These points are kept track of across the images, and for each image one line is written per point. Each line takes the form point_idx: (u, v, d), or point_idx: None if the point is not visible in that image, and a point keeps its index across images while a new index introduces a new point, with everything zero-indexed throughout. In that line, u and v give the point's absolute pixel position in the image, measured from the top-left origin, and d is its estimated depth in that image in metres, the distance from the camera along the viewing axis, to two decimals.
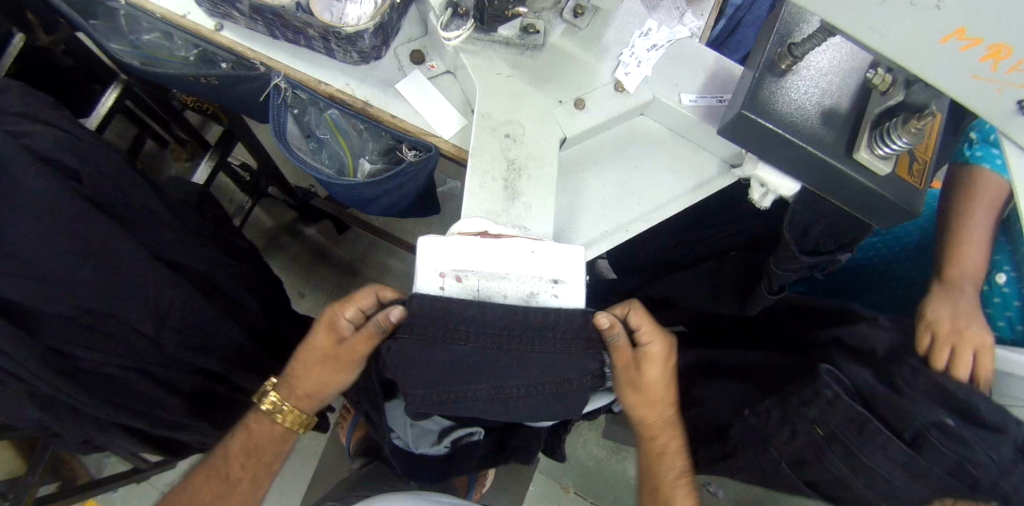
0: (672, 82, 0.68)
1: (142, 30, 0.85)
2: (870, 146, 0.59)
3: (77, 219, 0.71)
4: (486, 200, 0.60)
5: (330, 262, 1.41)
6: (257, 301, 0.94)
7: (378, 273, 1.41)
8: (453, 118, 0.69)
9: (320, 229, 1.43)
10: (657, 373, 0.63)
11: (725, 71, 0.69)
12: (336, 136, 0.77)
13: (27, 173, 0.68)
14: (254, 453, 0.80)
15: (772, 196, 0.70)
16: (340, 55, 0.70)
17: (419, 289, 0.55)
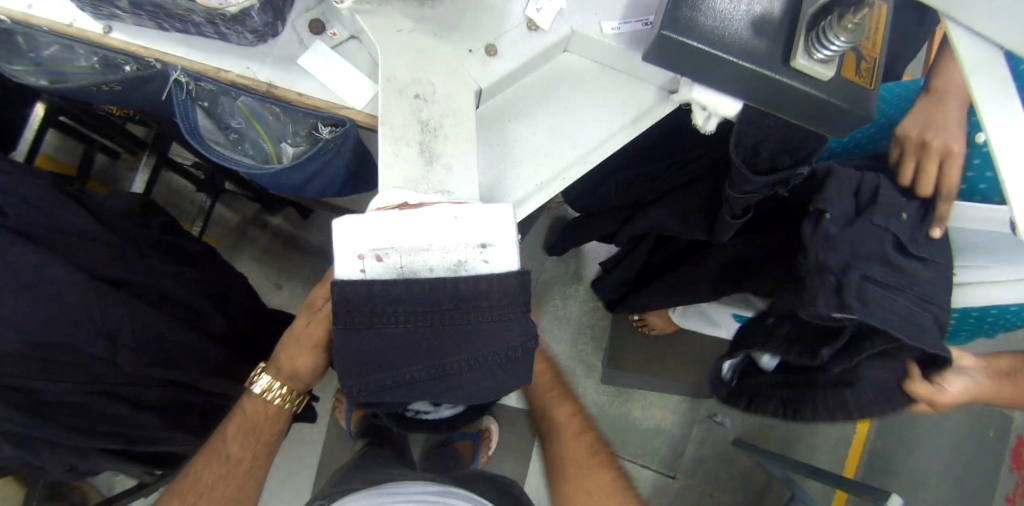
0: (591, 11, 0.63)
1: (40, 47, 0.74)
2: (807, 51, 0.53)
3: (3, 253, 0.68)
4: (403, 168, 0.57)
5: (302, 250, 1.42)
6: (217, 304, 0.92)
7: None
8: (363, 86, 0.65)
9: (286, 217, 1.42)
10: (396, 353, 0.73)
11: None
12: (253, 125, 0.73)
13: None
14: (253, 433, 0.81)
15: (716, 118, 0.63)
16: (235, 38, 0.65)
17: (340, 275, 0.52)
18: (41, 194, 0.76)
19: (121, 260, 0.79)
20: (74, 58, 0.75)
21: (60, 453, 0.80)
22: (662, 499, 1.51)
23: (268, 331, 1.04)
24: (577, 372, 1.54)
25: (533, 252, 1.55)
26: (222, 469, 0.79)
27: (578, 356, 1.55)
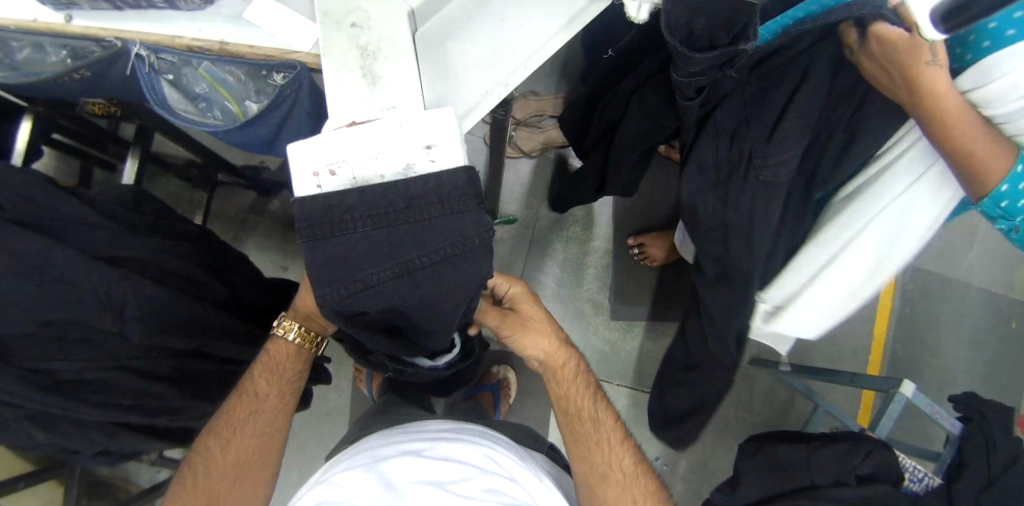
0: None
1: (14, 49, 0.78)
2: None
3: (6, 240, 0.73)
4: (348, 93, 0.60)
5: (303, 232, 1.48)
6: (215, 277, 0.97)
7: None
8: (306, 26, 0.68)
9: (282, 201, 1.48)
10: (529, 305, 0.91)
11: None
12: (214, 88, 0.76)
13: None
14: (277, 372, 0.80)
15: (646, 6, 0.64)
16: (183, 4, 0.69)
17: (299, 193, 0.55)
18: (36, 187, 0.81)
19: (119, 241, 0.84)
20: (46, 57, 0.78)
21: (91, 430, 0.86)
22: None
23: (273, 300, 1.09)
24: (587, 312, 1.56)
25: (526, 203, 1.58)
26: (252, 408, 0.78)
27: (586, 299, 1.57)
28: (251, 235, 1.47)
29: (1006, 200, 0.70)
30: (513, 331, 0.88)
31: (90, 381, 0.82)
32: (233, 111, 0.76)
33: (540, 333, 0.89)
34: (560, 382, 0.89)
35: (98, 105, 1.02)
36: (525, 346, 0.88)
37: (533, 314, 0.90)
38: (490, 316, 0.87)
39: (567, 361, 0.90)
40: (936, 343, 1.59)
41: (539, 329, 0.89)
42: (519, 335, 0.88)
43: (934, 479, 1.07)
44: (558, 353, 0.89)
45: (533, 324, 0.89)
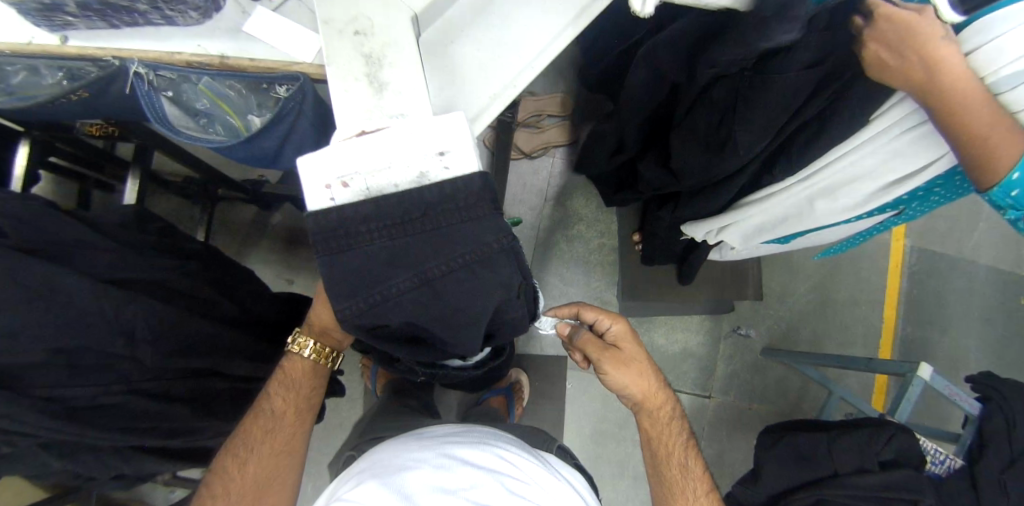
0: None
1: (9, 74, 0.77)
2: None
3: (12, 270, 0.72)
4: (355, 103, 0.59)
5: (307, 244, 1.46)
6: (225, 295, 0.96)
7: None
8: (310, 39, 0.67)
9: (284, 215, 1.47)
10: (630, 343, 0.86)
11: None
12: (217, 105, 0.76)
13: None
14: (292, 387, 0.80)
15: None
16: (182, 20, 0.68)
17: (311, 207, 0.54)
18: (33, 211, 0.79)
19: (130, 264, 0.83)
20: (42, 79, 0.77)
21: (105, 456, 0.85)
22: (702, 420, 1.54)
23: (283, 315, 1.07)
24: None
25: (530, 204, 1.57)
26: (271, 426, 0.77)
27: (594, 297, 1.56)
28: (255, 250, 1.46)
29: (1016, 188, 0.69)
30: (615, 369, 0.83)
31: (103, 407, 0.80)
32: (237, 127, 0.76)
33: (636, 372, 0.84)
34: (657, 428, 0.85)
35: (95, 128, 1.02)
36: (625, 384, 0.84)
37: (636, 354, 0.86)
38: (588, 347, 0.86)
39: (664, 403, 0.85)
40: (945, 323, 1.59)
41: (639, 367, 0.85)
42: (619, 370, 0.83)
43: (956, 461, 1.07)
44: (655, 393, 0.85)
45: (633, 367, 0.84)
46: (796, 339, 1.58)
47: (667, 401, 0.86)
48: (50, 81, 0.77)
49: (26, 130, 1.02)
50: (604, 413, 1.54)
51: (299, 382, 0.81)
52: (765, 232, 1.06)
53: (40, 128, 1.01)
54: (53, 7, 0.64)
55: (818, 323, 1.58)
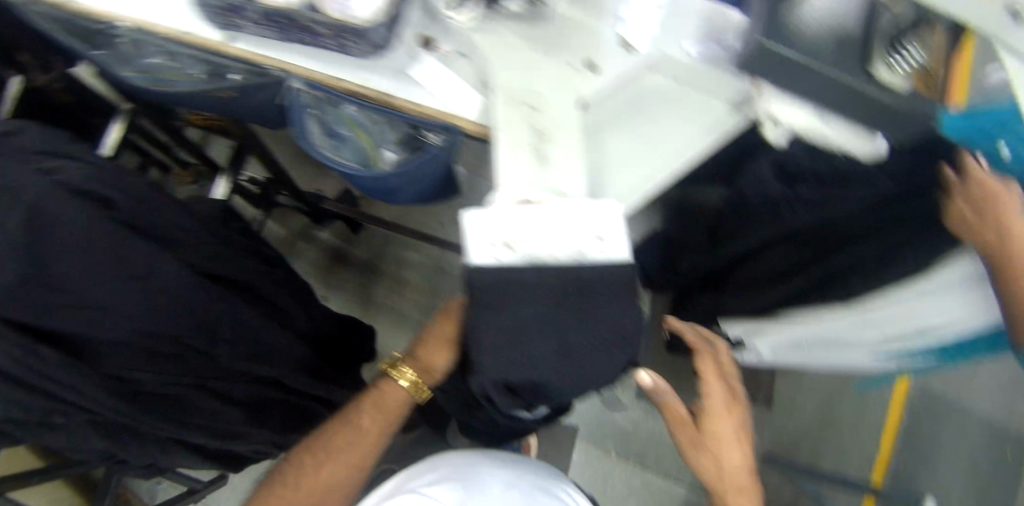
0: (673, 34, 0.72)
1: (147, 55, 0.82)
2: (883, 62, 0.66)
3: (118, 246, 0.73)
4: (520, 171, 0.64)
5: (349, 264, 1.48)
6: (300, 306, 0.96)
7: (395, 267, 1.48)
8: (473, 98, 0.71)
9: (333, 231, 1.48)
10: (725, 420, 0.81)
11: (720, 16, 0.72)
12: (355, 133, 0.79)
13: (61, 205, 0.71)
14: (381, 408, 0.81)
15: (785, 131, 0.75)
16: (355, 51, 0.70)
17: (475, 260, 0.60)
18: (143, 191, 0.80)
19: (222, 259, 0.84)
20: (185, 68, 0.83)
21: (148, 445, 0.83)
22: None
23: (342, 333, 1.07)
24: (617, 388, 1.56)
25: None
26: (351, 440, 0.79)
27: None
28: (298, 260, 1.47)
29: None
30: (691, 427, 0.83)
31: (166, 397, 0.80)
32: (369, 157, 0.78)
33: (709, 428, 0.81)
34: (731, 502, 0.79)
35: (197, 116, 1.02)
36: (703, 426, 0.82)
37: (716, 388, 0.84)
38: (669, 412, 0.84)
39: (737, 453, 0.81)
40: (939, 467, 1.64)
41: (722, 412, 0.82)
42: (700, 420, 0.82)
43: None
44: (730, 436, 0.81)
45: (716, 419, 0.81)
46: (798, 452, 1.61)
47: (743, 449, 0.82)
48: (205, 69, 0.81)
49: (129, 104, 1.05)
50: (603, 489, 1.53)
51: (388, 406, 0.81)
52: (801, 347, 1.07)
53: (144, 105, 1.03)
54: (237, 9, 0.68)
55: (820, 441, 1.62)
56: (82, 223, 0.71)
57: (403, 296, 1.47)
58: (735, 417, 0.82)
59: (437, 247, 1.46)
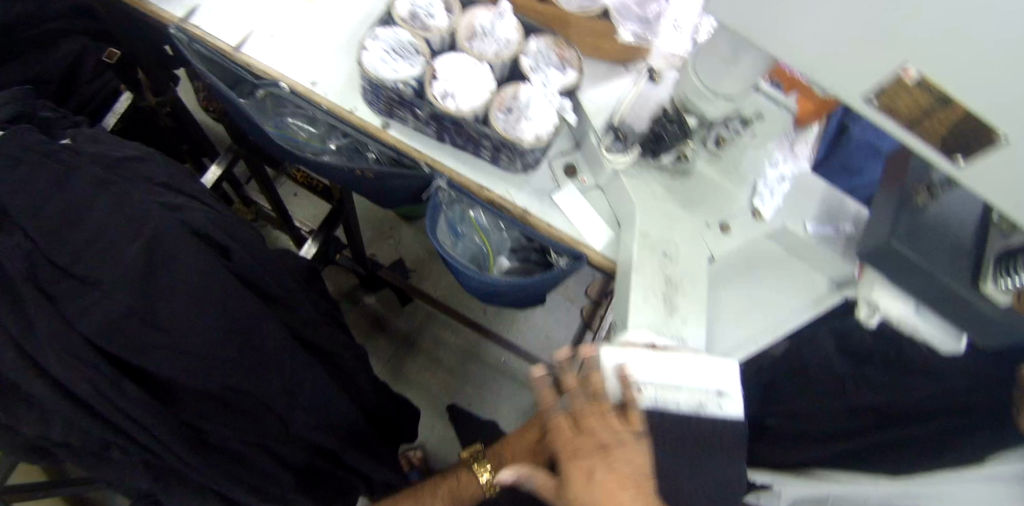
0: (800, 213, 0.77)
1: (287, 113, 0.85)
2: (994, 279, 0.63)
3: (227, 297, 0.74)
4: (648, 313, 0.69)
5: (387, 332, 1.58)
6: (368, 379, 0.95)
7: (430, 344, 1.58)
8: (603, 230, 0.76)
9: (378, 297, 1.60)
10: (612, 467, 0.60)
11: (838, 202, 0.79)
12: (476, 235, 0.83)
13: (181, 248, 0.73)
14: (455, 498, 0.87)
15: (877, 315, 0.75)
16: (504, 164, 0.74)
17: (603, 397, 0.62)
18: (251, 244, 0.83)
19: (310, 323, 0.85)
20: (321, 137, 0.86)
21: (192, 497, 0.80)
22: None
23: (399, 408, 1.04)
24: None
25: None
26: None
27: None
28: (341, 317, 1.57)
29: None
30: (577, 464, 0.62)
31: (229, 453, 0.77)
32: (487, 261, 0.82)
33: (595, 469, 0.61)
34: None
35: (302, 173, 1.05)
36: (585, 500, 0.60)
37: (620, 449, 0.61)
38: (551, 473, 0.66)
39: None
40: None
41: (603, 458, 0.61)
42: (568, 465, 0.63)
43: None
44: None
45: (604, 444, 0.61)
46: None
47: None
48: (344, 140, 0.85)
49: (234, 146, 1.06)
50: None
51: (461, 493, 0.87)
52: None
53: (247, 148, 1.07)
54: (408, 104, 0.71)
55: None
56: (201, 269, 0.73)
57: (432, 374, 1.56)
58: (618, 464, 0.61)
59: (473, 332, 1.57)
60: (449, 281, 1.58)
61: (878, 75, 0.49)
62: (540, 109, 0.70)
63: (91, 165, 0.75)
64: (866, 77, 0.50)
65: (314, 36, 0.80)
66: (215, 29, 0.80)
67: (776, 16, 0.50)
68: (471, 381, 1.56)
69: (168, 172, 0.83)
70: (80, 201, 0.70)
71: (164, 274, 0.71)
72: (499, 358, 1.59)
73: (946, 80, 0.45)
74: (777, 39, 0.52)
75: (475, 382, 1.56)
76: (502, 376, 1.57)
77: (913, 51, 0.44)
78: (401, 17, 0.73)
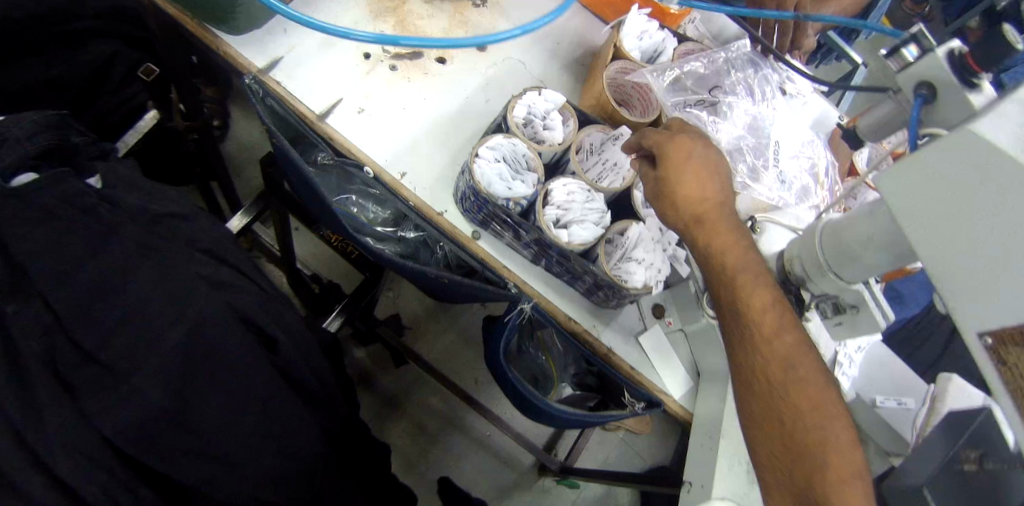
0: (870, 383, 0.80)
1: (350, 190, 0.79)
2: None
3: (270, 396, 0.64)
4: (731, 483, 0.65)
5: (373, 389, 1.46)
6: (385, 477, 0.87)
7: (417, 409, 1.48)
8: (682, 379, 0.74)
9: (369, 352, 1.48)
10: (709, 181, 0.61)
11: (903, 376, 0.81)
12: (545, 359, 0.82)
13: (227, 337, 0.62)
14: None
15: None
16: (598, 299, 0.70)
17: None
18: (294, 329, 0.74)
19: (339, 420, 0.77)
20: (381, 218, 0.80)
21: None
22: None
23: None
24: None
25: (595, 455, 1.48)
26: None
27: None
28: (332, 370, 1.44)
29: None
30: (763, 362, 0.56)
31: None
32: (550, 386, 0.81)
33: (703, 207, 0.61)
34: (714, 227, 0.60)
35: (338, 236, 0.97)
36: (778, 351, 0.56)
37: (728, 180, 0.63)
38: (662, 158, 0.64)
39: (835, 428, 0.54)
40: None
41: (717, 184, 0.61)
42: (730, 283, 0.59)
43: None
44: (798, 352, 0.56)
45: (702, 164, 0.61)
46: None
47: (828, 391, 0.55)
48: (414, 233, 0.78)
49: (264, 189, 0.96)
50: None
51: None
52: None
53: (280, 198, 0.97)
54: (512, 225, 0.66)
55: None
56: (249, 363, 0.63)
57: (413, 441, 1.45)
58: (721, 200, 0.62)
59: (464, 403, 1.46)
60: (445, 343, 1.49)
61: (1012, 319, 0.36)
62: (651, 253, 0.67)
63: (131, 223, 0.65)
64: (1000, 314, 0.37)
65: (407, 119, 0.74)
66: (299, 89, 0.73)
67: (937, 211, 0.40)
68: (452, 453, 1.47)
69: (210, 230, 0.74)
70: (119, 271, 0.60)
71: (203, 366, 0.60)
72: (483, 432, 1.50)
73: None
74: (921, 230, 0.41)
75: (455, 454, 1.47)
76: (484, 451, 1.49)
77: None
78: (517, 123, 0.68)
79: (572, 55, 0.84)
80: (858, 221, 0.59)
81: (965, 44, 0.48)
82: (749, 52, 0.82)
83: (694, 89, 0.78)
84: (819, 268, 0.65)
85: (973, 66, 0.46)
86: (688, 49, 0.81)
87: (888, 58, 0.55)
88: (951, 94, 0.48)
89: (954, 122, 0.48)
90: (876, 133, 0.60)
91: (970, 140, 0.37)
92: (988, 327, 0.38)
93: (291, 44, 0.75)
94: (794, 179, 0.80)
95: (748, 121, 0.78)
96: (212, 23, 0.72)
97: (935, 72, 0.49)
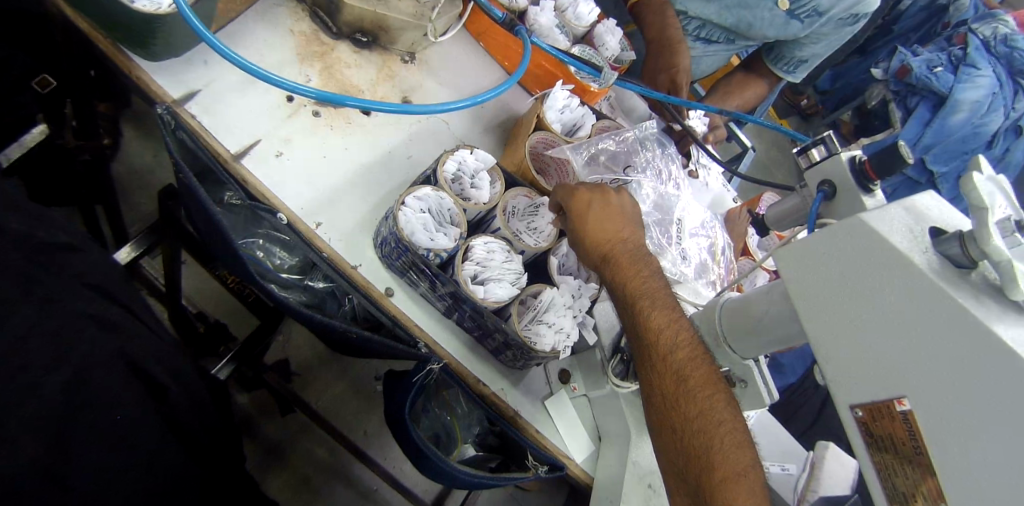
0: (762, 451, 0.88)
1: (257, 229, 0.74)
2: None
3: (158, 451, 0.57)
4: None
5: (254, 439, 1.23)
6: None
7: (304, 460, 1.26)
8: (584, 444, 0.77)
9: (254, 397, 1.26)
10: (620, 224, 0.70)
11: (785, 446, 0.90)
12: (448, 419, 0.81)
13: (112, 384, 0.55)
14: None
15: None
16: (504, 357, 0.72)
17: None
18: (186, 378, 0.67)
19: (229, 481, 0.69)
20: (286, 261, 0.75)
21: None
22: None
23: None
24: None
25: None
26: None
27: None
28: None
29: None
30: (663, 378, 0.61)
31: None
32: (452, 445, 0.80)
33: (617, 241, 0.68)
34: (628, 265, 0.67)
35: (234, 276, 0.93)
36: (680, 368, 0.60)
37: (641, 228, 0.72)
38: (576, 201, 0.69)
39: (721, 426, 0.56)
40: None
41: (630, 226, 0.70)
42: (633, 308, 0.64)
43: None
44: (693, 363, 0.60)
45: (615, 207, 0.71)
46: None
47: (716, 387, 0.59)
48: (323, 283, 0.76)
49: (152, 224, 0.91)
50: None
51: None
52: None
53: (175, 231, 0.89)
54: (428, 276, 0.66)
55: None
56: (136, 413, 0.56)
57: (294, 498, 1.22)
58: (634, 237, 0.70)
59: (346, 450, 1.26)
60: (334, 392, 1.30)
61: (876, 395, 0.45)
62: (562, 317, 0.69)
63: (9, 249, 0.56)
64: (869, 390, 0.46)
65: (327, 167, 0.74)
66: (214, 127, 0.71)
67: (829, 281, 0.50)
68: None
69: (98, 263, 0.66)
70: None
71: (81, 418, 0.52)
72: (371, 484, 1.29)
73: (941, 431, 0.41)
74: (818, 305, 0.51)
75: None
76: None
77: (930, 386, 0.42)
78: (445, 178, 0.70)
79: (495, 120, 0.87)
80: (756, 299, 0.64)
81: (863, 154, 0.61)
82: (654, 133, 0.90)
83: (607, 165, 0.83)
84: (717, 339, 0.72)
85: (870, 174, 0.59)
86: (604, 127, 0.86)
87: (799, 155, 0.68)
88: (850, 193, 0.60)
89: (847, 214, 0.60)
90: (785, 219, 0.72)
91: (867, 234, 0.48)
92: (858, 399, 0.46)
93: (208, 78, 0.72)
94: (695, 255, 0.86)
95: (654, 199, 0.85)
96: (127, 46, 0.68)
97: (839, 173, 0.61)
